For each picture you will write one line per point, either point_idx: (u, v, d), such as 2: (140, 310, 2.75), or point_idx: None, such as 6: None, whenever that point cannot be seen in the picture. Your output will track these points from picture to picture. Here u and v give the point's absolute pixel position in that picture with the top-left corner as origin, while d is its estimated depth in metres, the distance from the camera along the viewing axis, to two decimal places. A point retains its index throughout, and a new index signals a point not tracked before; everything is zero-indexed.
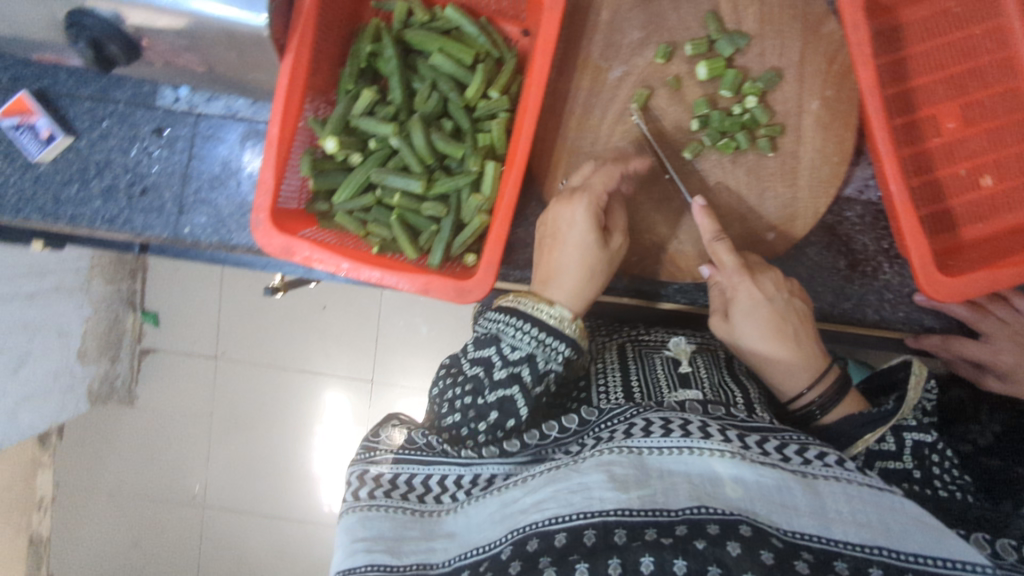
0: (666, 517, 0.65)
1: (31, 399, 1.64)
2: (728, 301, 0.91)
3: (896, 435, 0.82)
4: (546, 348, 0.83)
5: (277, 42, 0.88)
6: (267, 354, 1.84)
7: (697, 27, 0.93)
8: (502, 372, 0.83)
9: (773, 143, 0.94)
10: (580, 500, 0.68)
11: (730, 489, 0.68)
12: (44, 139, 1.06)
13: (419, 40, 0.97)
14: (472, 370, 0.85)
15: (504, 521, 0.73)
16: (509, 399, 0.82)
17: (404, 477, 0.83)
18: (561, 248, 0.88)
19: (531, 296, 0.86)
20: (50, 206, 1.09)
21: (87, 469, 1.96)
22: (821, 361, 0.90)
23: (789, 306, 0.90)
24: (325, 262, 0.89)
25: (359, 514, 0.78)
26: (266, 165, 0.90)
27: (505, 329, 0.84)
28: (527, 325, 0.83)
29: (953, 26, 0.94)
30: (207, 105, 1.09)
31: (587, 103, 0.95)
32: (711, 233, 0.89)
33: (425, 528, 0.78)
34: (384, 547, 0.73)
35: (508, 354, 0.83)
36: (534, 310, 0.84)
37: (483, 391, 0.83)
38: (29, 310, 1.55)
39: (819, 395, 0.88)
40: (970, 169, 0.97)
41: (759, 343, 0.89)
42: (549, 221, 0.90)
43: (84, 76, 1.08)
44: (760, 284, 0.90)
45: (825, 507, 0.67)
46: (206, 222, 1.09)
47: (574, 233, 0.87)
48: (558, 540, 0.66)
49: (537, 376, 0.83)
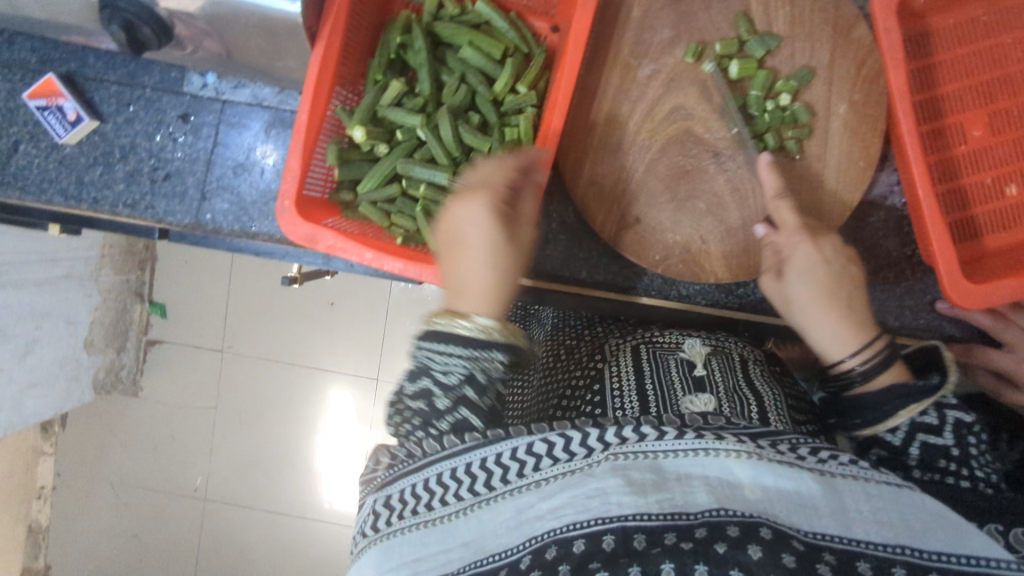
0: (685, 521, 0.62)
1: (38, 385, 1.64)
2: (784, 260, 0.87)
3: (938, 410, 0.77)
4: (482, 360, 0.73)
5: (310, 31, 0.88)
6: (275, 348, 1.84)
7: (728, 27, 0.94)
8: (444, 400, 0.72)
9: (801, 145, 0.94)
10: (596, 505, 0.64)
11: (748, 491, 0.66)
12: (71, 121, 1.07)
13: (449, 33, 0.98)
14: (414, 407, 0.73)
15: (518, 526, 0.66)
16: (462, 420, 0.72)
17: (404, 493, 0.71)
18: (464, 254, 0.77)
19: (445, 313, 0.75)
20: (74, 188, 1.09)
21: (87, 460, 1.95)
22: (874, 334, 0.83)
23: (845, 274, 0.85)
24: (347, 251, 0.89)
25: (379, 547, 0.68)
26: (294, 151, 0.90)
27: (430, 356, 0.73)
28: (453, 345, 0.73)
29: (982, 34, 0.96)
30: (234, 93, 1.09)
31: (615, 99, 0.95)
32: (775, 191, 0.88)
33: (439, 535, 0.68)
34: (409, 570, 0.66)
35: (442, 380, 0.73)
36: (449, 328, 0.74)
37: (433, 420, 0.72)
38: (38, 296, 1.55)
39: (864, 364, 0.81)
40: (995, 178, 0.96)
41: (809, 303, 0.84)
42: (446, 229, 0.80)
43: (113, 61, 1.09)
44: (820, 246, 0.86)
45: (845, 506, 0.65)
46: (228, 209, 1.09)
47: (479, 231, 0.77)
48: (576, 547, 0.61)
49: (481, 388, 0.73)
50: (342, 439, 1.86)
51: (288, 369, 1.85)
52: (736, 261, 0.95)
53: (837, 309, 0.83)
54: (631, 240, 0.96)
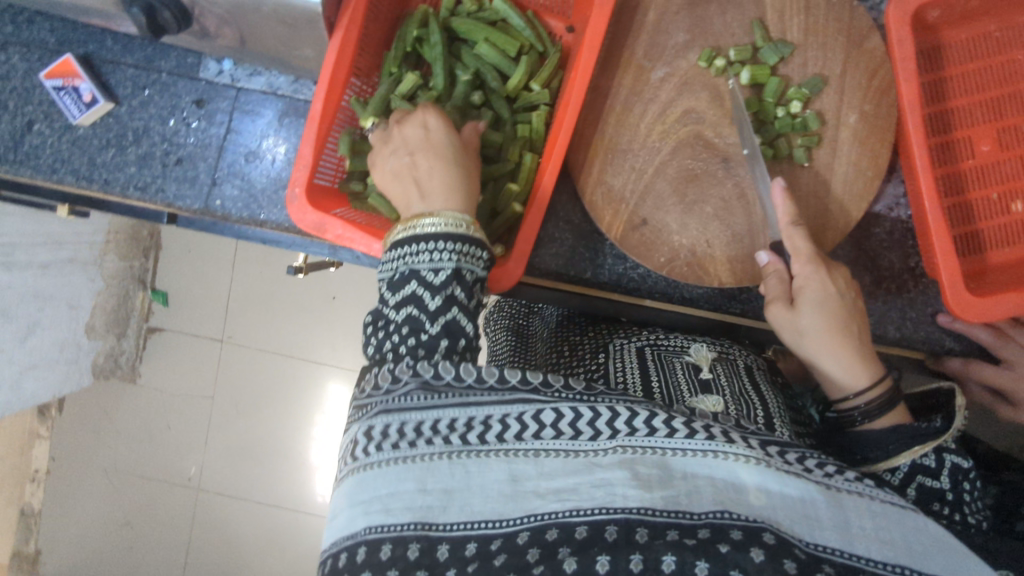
0: (688, 520, 0.62)
1: (37, 367, 1.66)
2: (797, 290, 0.86)
3: (938, 453, 0.78)
4: (468, 257, 0.76)
5: (329, 21, 0.89)
6: (275, 338, 1.84)
7: (742, 33, 0.94)
8: (436, 300, 0.73)
9: (809, 154, 0.95)
10: (601, 495, 0.64)
11: (753, 496, 0.65)
12: (86, 103, 1.07)
13: (466, 29, 0.99)
14: (401, 313, 0.73)
15: (508, 495, 0.65)
16: (453, 320, 0.73)
17: (392, 426, 0.67)
18: (421, 154, 0.82)
19: (408, 222, 0.78)
20: (86, 170, 1.10)
21: (83, 444, 1.95)
22: (879, 370, 0.84)
23: (854, 307, 0.86)
24: (355, 241, 0.90)
25: (358, 476, 0.66)
26: (306, 140, 0.91)
27: (416, 256, 0.75)
28: (443, 242, 0.74)
29: (994, 49, 0.97)
30: (249, 80, 1.10)
31: (627, 100, 0.96)
32: (789, 219, 0.87)
33: (420, 474, 0.65)
34: (380, 506, 0.64)
35: (431, 279, 0.74)
36: (422, 230, 0.75)
37: (422, 326, 0.72)
38: (43, 279, 1.57)
39: (868, 403, 0.82)
40: (1001, 194, 0.97)
41: (820, 335, 0.83)
42: (398, 137, 0.85)
43: (131, 45, 1.10)
44: (832, 278, 0.86)
45: (849, 522, 0.65)
46: (236, 196, 1.10)
47: (430, 135, 0.83)
48: (578, 533, 0.62)
49: (466, 288, 0.75)
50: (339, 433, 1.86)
51: (288, 361, 1.85)
52: (741, 265, 0.95)
53: (847, 343, 0.83)
54: (636, 240, 0.96)
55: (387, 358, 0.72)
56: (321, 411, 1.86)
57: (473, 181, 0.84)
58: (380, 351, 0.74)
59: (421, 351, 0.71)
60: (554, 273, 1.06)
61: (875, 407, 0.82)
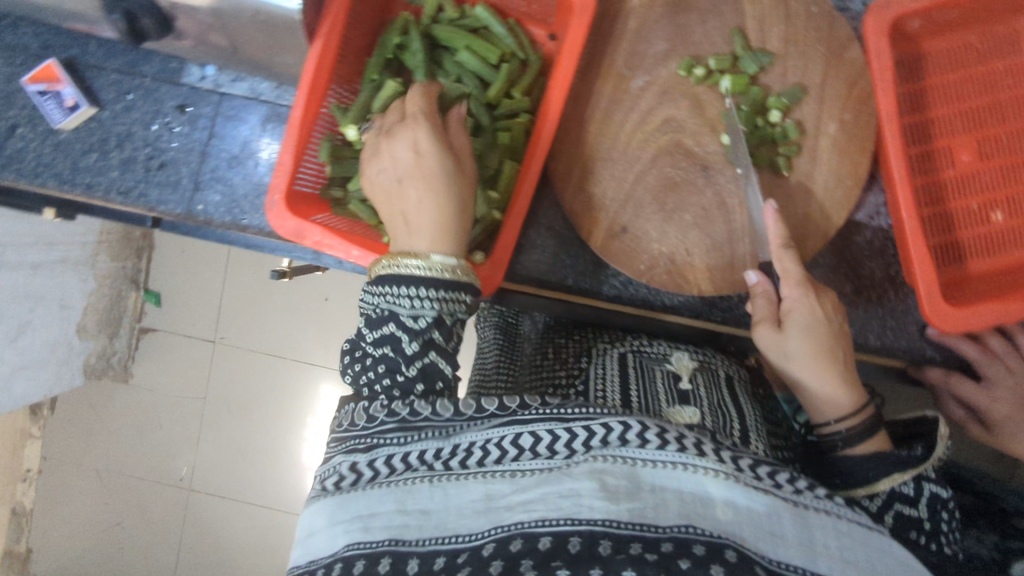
0: (653, 533, 0.63)
1: (28, 367, 1.64)
2: (784, 311, 0.85)
3: (917, 482, 0.79)
4: (451, 304, 0.75)
5: (308, 28, 0.89)
6: (265, 339, 1.84)
7: (722, 43, 0.95)
8: (413, 344, 0.74)
9: (789, 163, 0.95)
10: (567, 506, 0.64)
11: (720, 510, 0.66)
12: (68, 107, 1.08)
13: (447, 35, 0.99)
14: (379, 351, 0.75)
15: (487, 514, 0.66)
16: (430, 363, 0.75)
17: (370, 460, 0.71)
18: (408, 184, 0.77)
19: (391, 257, 0.75)
20: (68, 173, 1.10)
21: (73, 444, 1.95)
22: (862, 395, 0.84)
23: (840, 332, 0.86)
24: (333, 247, 0.90)
25: (335, 498, 0.68)
26: (284, 147, 0.91)
27: (397, 299, 0.74)
28: (421, 288, 0.73)
29: (975, 59, 0.97)
30: (232, 86, 1.10)
31: (607, 109, 0.96)
32: (779, 241, 0.86)
33: (400, 497, 0.67)
34: (360, 525, 0.66)
35: (412, 324, 0.74)
36: (405, 271, 0.73)
37: (399, 368, 0.75)
38: (33, 280, 1.55)
39: (849, 429, 0.83)
40: (981, 204, 0.97)
41: (807, 360, 0.83)
42: (382, 154, 0.79)
43: (114, 49, 1.10)
44: (821, 301, 0.85)
45: (813, 539, 0.65)
46: (220, 201, 1.10)
47: (421, 162, 0.76)
48: (542, 544, 0.62)
49: (446, 331, 0.76)
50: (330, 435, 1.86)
51: (278, 363, 1.85)
52: (720, 274, 0.96)
53: (833, 368, 0.83)
54: (616, 248, 0.96)
55: (367, 395, 0.75)
56: (313, 412, 1.85)
57: (465, 214, 0.78)
58: (358, 385, 0.77)
59: (397, 393, 0.74)
60: (536, 279, 1.06)
61: (856, 432, 0.83)
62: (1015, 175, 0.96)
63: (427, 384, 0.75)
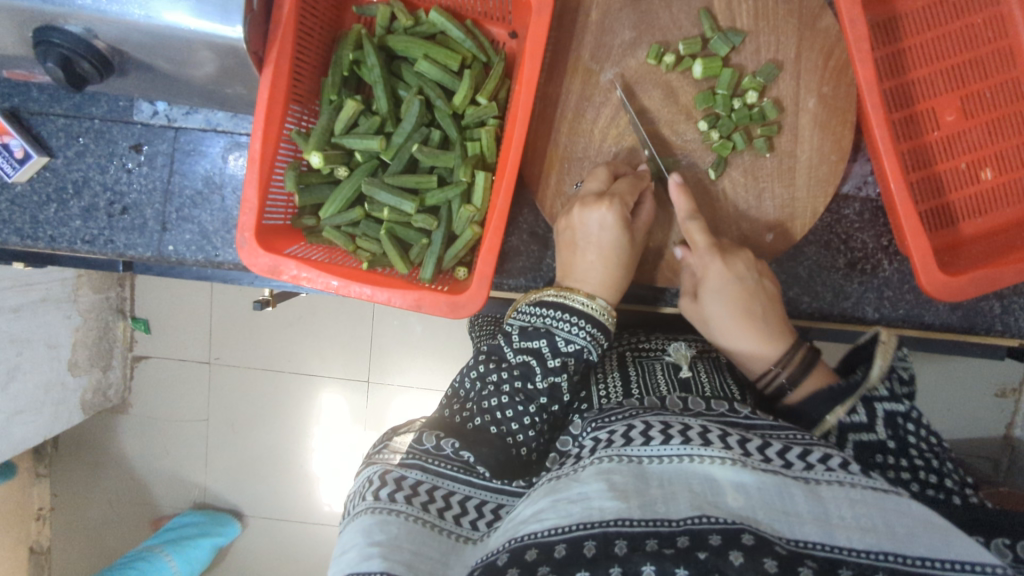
0: (667, 527, 0.58)
1: (24, 412, 1.60)
2: (699, 281, 0.90)
3: (867, 406, 0.75)
4: (596, 343, 0.84)
5: (255, 56, 0.85)
6: (259, 358, 1.80)
7: (690, 26, 0.90)
8: (555, 361, 0.82)
9: (770, 143, 0.92)
10: (578, 510, 0.61)
11: (731, 498, 0.61)
12: (18, 159, 1.03)
13: (403, 46, 0.94)
14: (519, 358, 0.83)
15: (502, 534, 0.66)
16: (558, 385, 0.82)
17: (427, 486, 0.73)
18: (582, 252, 0.89)
19: (560, 290, 0.87)
20: (29, 227, 1.06)
21: (80, 481, 1.94)
22: (790, 340, 0.88)
23: (758, 290, 0.89)
24: (313, 280, 0.87)
25: (378, 517, 0.67)
26: (249, 182, 0.86)
27: (556, 323, 0.84)
28: (583, 322, 0.84)
29: (953, 15, 0.92)
30: (186, 119, 1.05)
31: (579, 106, 0.93)
32: (686, 213, 0.89)
33: (441, 549, 0.66)
34: (403, 557, 0.62)
35: (560, 347, 0.82)
36: (571, 302, 0.85)
37: (533, 377, 0.82)
38: (14, 325, 1.50)
39: (789, 371, 0.85)
40: (970, 162, 0.95)
41: (721, 320, 0.89)
42: (573, 223, 0.89)
43: (56, 93, 1.05)
44: (731, 265, 0.88)
45: (828, 512, 0.60)
46: (190, 239, 1.06)
47: (602, 236, 0.87)
48: (558, 552, 0.58)
49: (581, 368, 0.84)
50: (340, 442, 1.82)
51: (274, 379, 1.81)
52: None
53: (753, 320, 0.88)
54: None
55: (490, 389, 0.82)
56: (318, 422, 1.81)
57: (630, 266, 0.90)
58: (482, 380, 0.84)
59: (522, 398, 0.81)
60: (522, 287, 1.04)
61: (795, 372, 0.85)
62: (1003, 130, 0.93)
63: (549, 400, 0.82)
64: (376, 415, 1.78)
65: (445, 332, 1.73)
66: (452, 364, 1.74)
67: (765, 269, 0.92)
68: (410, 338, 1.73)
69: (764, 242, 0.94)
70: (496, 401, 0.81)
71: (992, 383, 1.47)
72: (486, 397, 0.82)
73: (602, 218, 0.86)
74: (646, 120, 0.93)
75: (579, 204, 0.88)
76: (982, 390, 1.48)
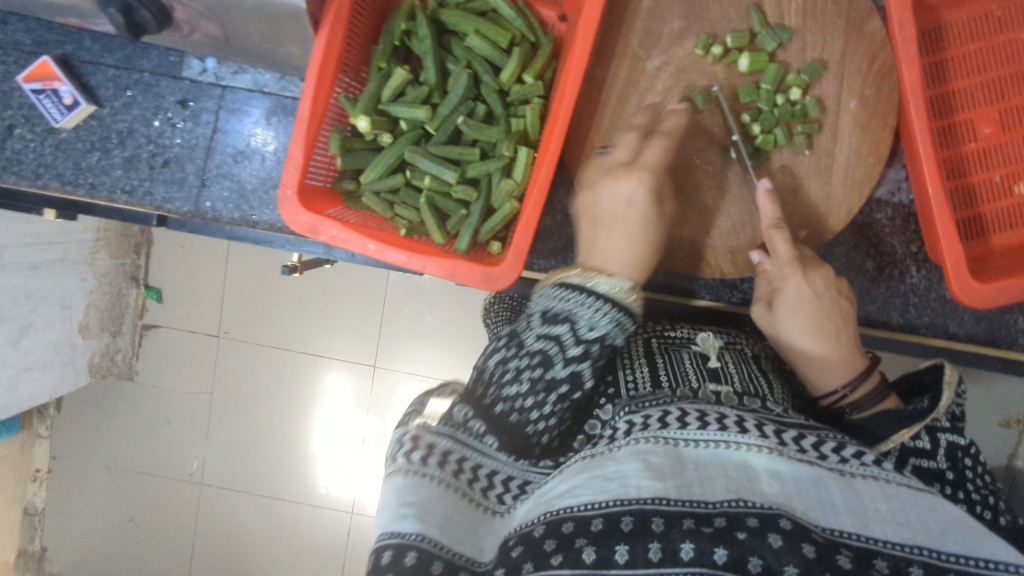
0: (704, 509, 0.59)
1: (34, 368, 1.60)
2: (775, 291, 0.92)
3: (931, 434, 0.77)
4: (621, 327, 0.79)
5: (312, 17, 0.85)
6: (273, 333, 1.81)
7: (739, 20, 0.92)
8: (577, 348, 0.77)
9: (810, 141, 0.93)
10: (615, 487, 0.61)
11: (767, 484, 0.62)
12: (67, 105, 1.05)
13: (455, 20, 0.96)
14: (539, 344, 0.77)
15: (535, 507, 0.66)
16: (580, 371, 0.77)
17: (455, 456, 0.69)
18: (607, 227, 0.87)
19: (584, 272, 0.82)
20: (70, 174, 1.08)
21: (82, 443, 1.93)
22: (862, 364, 0.90)
23: (833, 307, 0.91)
24: (350, 242, 0.87)
25: (412, 481, 0.66)
26: (294, 141, 0.88)
27: (579, 308, 0.78)
28: (607, 306, 0.79)
29: (997, 28, 0.94)
30: (234, 78, 1.07)
31: (624, 90, 0.94)
32: (772, 220, 0.90)
33: (472, 520, 0.66)
34: (435, 522, 0.63)
35: (582, 333, 0.77)
36: (595, 285, 0.80)
37: (553, 365, 0.76)
38: (32, 281, 1.51)
39: (857, 395, 0.87)
40: (1005, 176, 0.96)
41: (798, 336, 0.90)
42: (600, 198, 0.89)
43: (109, 44, 1.07)
44: (810, 279, 0.91)
45: (863, 505, 0.61)
46: (227, 197, 1.08)
47: (631, 210, 0.86)
48: (595, 525, 0.58)
49: (604, 353, 0.79)
50: (342, 425, 1.82)
51: (286, 354, 1.81)
52: (741, 256, 0.96)
53: (826, 337, 0.90)
54: None
55: (509, 377, 0.76)
56: (322, 402, 1.82)
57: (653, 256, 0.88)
58: (500, 367, 0.78)
59: (542, 386, 0.76)
60: (552, 267, 1.05)
61: (864, 397, 0.87)
62: None
63: (570, 388, 0.77)
64: (380, 402, 1.79)
65: (456, 321, 1.74)
66: (463, 353, 1.75)
67: (842, 289, 0.93)
68: (420, 327, 1.74)
69: (796, 238, 0.95)
70: (515, 390, 0.75)
71: (997, 411, 1.48)
72: (506, 384, 0.76)
73: (633, 190, 0.86)
74: (689, 108, 0.94)
75: (610, 178, 0.89)
76: (989, 415, 1.49)
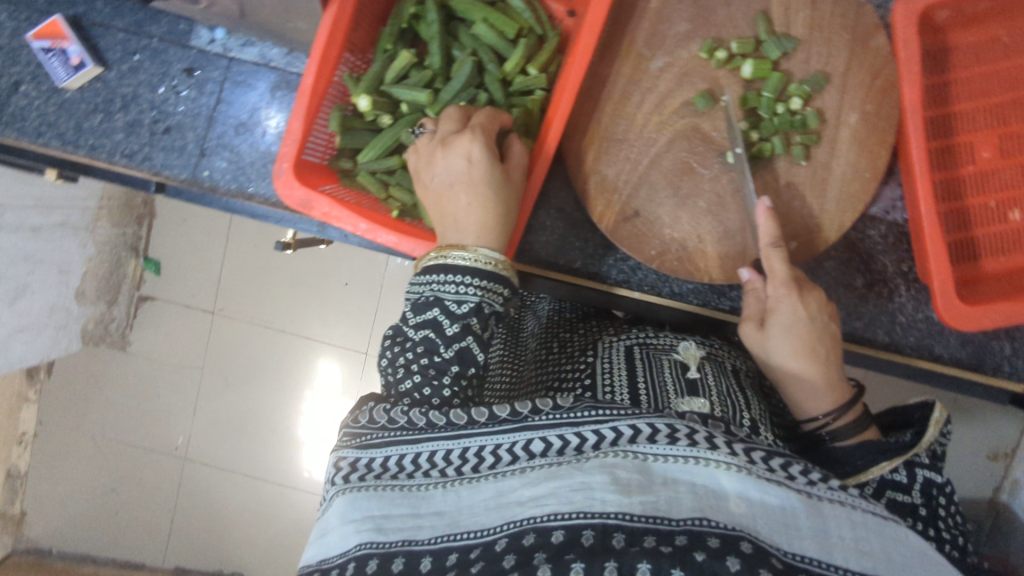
0: (666, 526, 0.61)
1: (25, 331, 1.61)
2: (767, 311, 0.88)
3: (909, 468, 0.79)
4: (491, 294, 0.75)
5: None
6: (266, 313, 1.81)
7: (745, 26, 0.92)
8: (454, 326, 0.73)
9: (807, 152, 0.93)
10: (580, 499, 0.62)
11: (733, 504, 0.63)
12: (73, 65, 1.05)
13: (465, 7, 0.97)
14: (418, 334, 0.74)
15: (490, 508, 0.65)
16: (466, 349, 0.74)
17: (367, 460, 0.71)
18: (463, 199, 0.80)
19: (441, 250, 0.77)
20: (71, 134, 1.08)
21: (68, 410, 1.93)
22: (848, 392, 0.88)
23: (825, 329, 0.87)
24: (342, 220, 0.87)
25: (348, 496, 0.68)
26: (295, 114, 0.88)
27: (442, 286, 0.74)
28: (467, 278, 0.74)
29: (1002, 54, 0.95)
30: (242, 51, 1.08)
31: (626, 88, 0.94)
32: (769, 239, 0.86)
33: (413, 501, 0.67)
34: (374, 525, 0.65)
35: (454, 309, 0.74)
36: (451, 260, 0.75)
37: (437, 350, 0.74)
38: (30, 243, 1.51)
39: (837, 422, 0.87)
40: (1000, 201, 0.96)
41: (788, 360, 0.87)
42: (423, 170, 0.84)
43: (121, 9, 1.08)
44: (806, 301, 0.86)
45: (827, 530, 0.62)
46: (225, 167, 1.08)
47: (472, 171, 0.80)
48: (555, 537, 0.60)
49: (485, 321, 0.75)
50: (329, 408, 1.82)
51: (278, 335, 1.81)
52: (731, 263, 0.94)
53: (815, 360, 0.87)
54: (627, 232, 0.95)
55: (400, 372, 0.75)
56: (312, 385, 1.82)
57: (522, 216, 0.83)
58: (393, 365, 0.76)
59: (433, 372, 0.73)
60: (543, 260, 1.05)
61: (845, 425, 0.87)
62: None
63: (461, 366, 0.74)
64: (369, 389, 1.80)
65: None
66: None
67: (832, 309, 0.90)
68: None
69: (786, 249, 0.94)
70: (410, 383, 0.74)
71: (980, 446, 1.48)
72: (400, 380, 0.74)
73: (467, 152, 0.80)
74: (688, 111, 0.94)
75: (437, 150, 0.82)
76: (974, 448, 1.49)
